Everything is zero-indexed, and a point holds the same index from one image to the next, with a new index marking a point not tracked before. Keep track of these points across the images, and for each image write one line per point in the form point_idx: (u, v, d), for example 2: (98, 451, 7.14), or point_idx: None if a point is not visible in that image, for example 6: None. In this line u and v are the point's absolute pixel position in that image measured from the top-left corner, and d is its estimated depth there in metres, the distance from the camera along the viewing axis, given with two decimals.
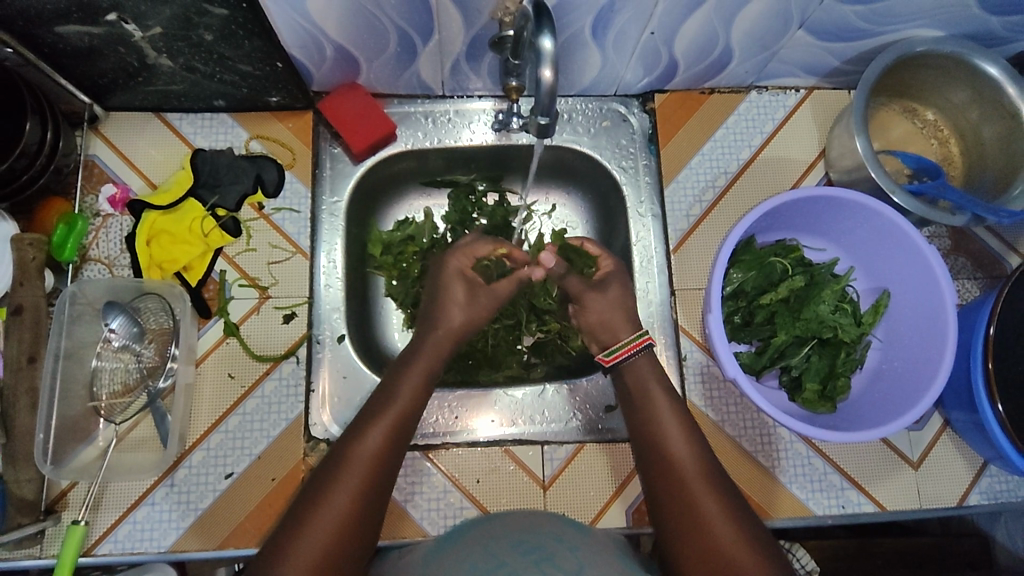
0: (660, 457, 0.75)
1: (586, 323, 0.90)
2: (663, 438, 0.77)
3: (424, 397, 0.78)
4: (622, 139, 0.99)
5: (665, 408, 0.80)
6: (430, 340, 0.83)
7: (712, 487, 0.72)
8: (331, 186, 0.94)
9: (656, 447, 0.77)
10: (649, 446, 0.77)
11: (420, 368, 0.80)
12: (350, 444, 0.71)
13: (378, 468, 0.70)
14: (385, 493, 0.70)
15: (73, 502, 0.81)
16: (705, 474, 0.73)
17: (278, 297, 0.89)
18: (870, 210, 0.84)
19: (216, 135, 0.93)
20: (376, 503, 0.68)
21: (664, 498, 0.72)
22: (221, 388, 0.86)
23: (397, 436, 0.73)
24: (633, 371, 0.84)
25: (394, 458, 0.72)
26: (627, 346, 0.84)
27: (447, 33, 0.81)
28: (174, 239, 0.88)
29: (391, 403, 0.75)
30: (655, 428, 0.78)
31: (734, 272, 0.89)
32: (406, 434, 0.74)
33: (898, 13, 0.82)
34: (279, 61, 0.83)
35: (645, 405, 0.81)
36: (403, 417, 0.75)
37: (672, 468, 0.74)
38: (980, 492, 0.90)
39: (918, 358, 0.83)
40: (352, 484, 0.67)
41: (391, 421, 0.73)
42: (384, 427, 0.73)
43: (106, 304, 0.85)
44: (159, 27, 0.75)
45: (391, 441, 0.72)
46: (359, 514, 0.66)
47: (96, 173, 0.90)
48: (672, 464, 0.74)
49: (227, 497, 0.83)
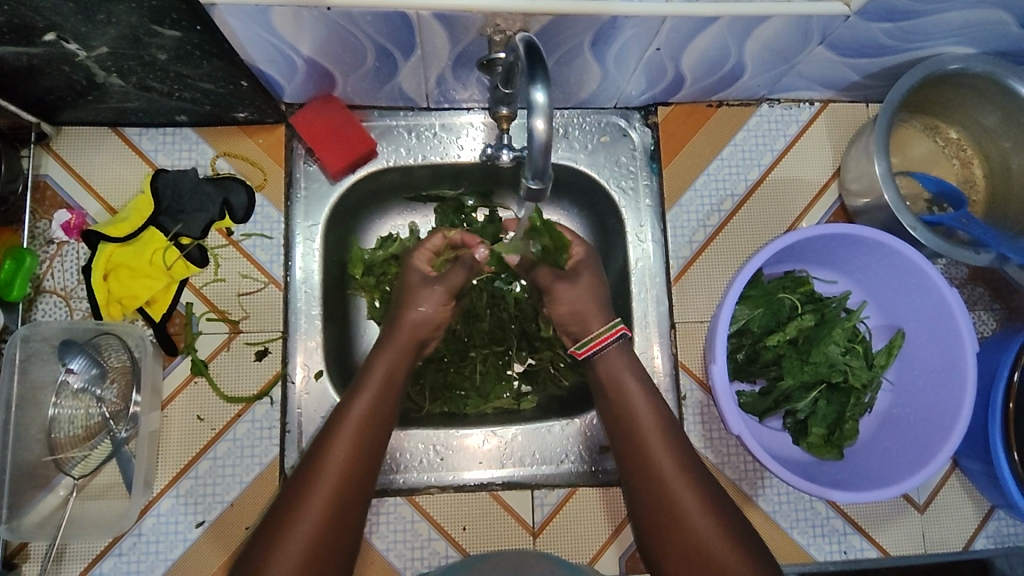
0: (650, 480, 0.70)
1: (556, 315, 0.81)
2: (655, 463, 0.70)
3: (391, 403, 0.74)
4: (622, 156, 0.92)
5: (651, 428, 0.73)
6: (393, 342, 0.77)
7: (711, 517, 0.67)
8: (305, 209, 0.87)
9: (646, 470, 0.71)
10: (638, 471, 0.71)
11: (383, 373, 0.74)
12: (313, 465, 0.67)
13: (344, 489, 0.66)
14: (357, 513, 0.66)
15: (34, 554, 0.77)
16: (704, 500, 0.68)
17: (249, 331, 0.83)
18: (888, 249, 0.78)
19: (179, 152, 0.85)
20: (346, 526, 0.65)
21: (657, 530, 0.68)
22: (190, 430, 0.81)
23: (363, 451, 0.69)
24: (620, 394, 0.76)
25: (365, 475, 0.68)
26: (595, 339, 0.77)
27: (430, 48, 0.72)
28: (134, 273, 0.81)
29: (353, 415, 0.70)
30: (645, 453, 0.71)
31: (741, 309, 0.83)
32: (376, 445, 0.70)
33: (931, 31, 0.74)
34: (243, 79, 0.75)
35: (627, 423, 0.74)
36: (369, 428, 0.70)
37: (664, 495, 0.68)
38: (987, 536, 0.87)
39: (933, 405, 0.79)
40: (316, 509, 0.64)
41: (355, 435, 0.69)
42: (348, 442, 0.68)
43: (62, 344, 0.78)
44: (105, 46, 0.66)
45: (356, 458, 0.68)
46: (327, 540, 0.63)
47: (48, 196, 0.82)
48: (666, 493, 0.68)
49: (199, 546, 0.79)
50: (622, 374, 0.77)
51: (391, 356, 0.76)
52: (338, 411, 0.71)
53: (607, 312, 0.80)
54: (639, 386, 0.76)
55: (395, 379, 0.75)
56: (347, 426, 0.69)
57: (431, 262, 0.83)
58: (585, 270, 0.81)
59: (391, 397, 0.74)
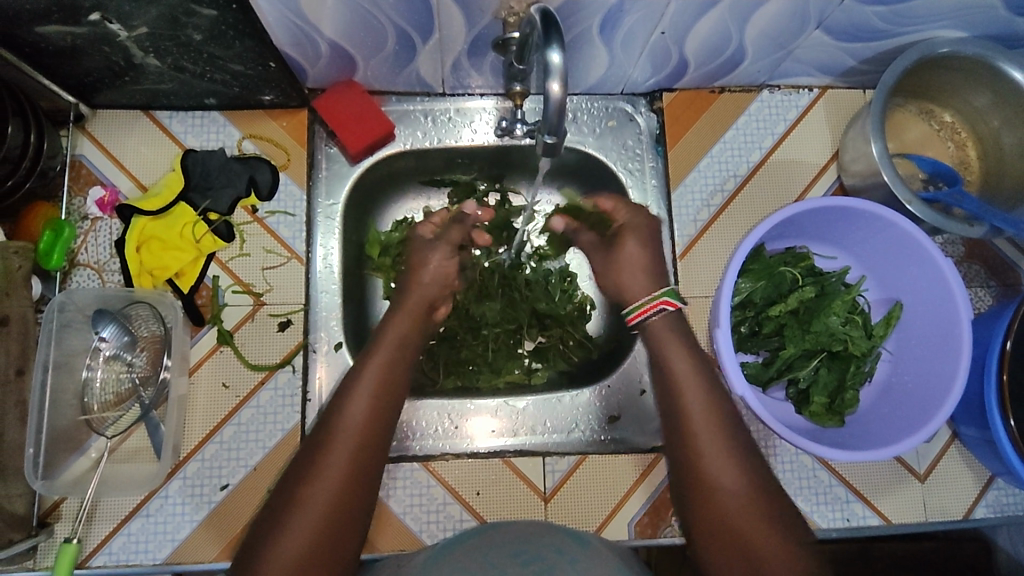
0: (688, 452, 0.66)
1: None
2: (696, 436, 0.67)
3: (404, 371, 0.75)
4: (628, 139, 0.96)
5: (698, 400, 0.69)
6: (402, 310, 0.81)
7: (751, 494, 0.63)
8: (327, 188, 0.91)
9: (687, 439, 0.67)
10: (677, 443, 0.67)
11: (394, 337, 0.77)
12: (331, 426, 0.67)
13: (363, 450, 0.66)
14: (376, 477, 0.66)
15: (66, 514, 0.80)
16: (746, 475, 0.64)
17: (272, 304, 0.87)
18: (884, 221, 0.81)
19: (207, 134, 0.90)
20: (367, 481, 0.65)
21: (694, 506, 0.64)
22: (216, 398, 0.84)
23: (381, 416, 0.69)
24: (664, 363, 0.73)
25: (382, 438, 0.68)
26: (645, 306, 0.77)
27: (448, 31, 0.77)
28: (165, 245, 0.85)
29: (367, 381, 0.71)
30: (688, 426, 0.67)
31: (743, 281, 0.86)
32: (391, 408, 0.71)
33: (922, 14, 0.78)
34: (271, 60, 0.79)
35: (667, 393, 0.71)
36: (385, 395, 0.71)
37: (700, 468, 0.65)
38: (987, 505, 0.89)
39: (930, 371, 0.82)
40: (336, 467, 0.64)
41: (372, 400, 0.70)
42: (366, 399, 0.69)
43: (95, 312, 0.82)
44: (145, 27, 0.71)
45: (375, 422, 0.68)
46: (348, 500, 0.63)
47: (84, 174, 0.87)
48: (703, 465, 0.65)
49: (223, 509, 0.82)
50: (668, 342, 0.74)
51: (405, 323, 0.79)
52: (352, 377, 0.72)
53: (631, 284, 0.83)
54: (687, 357, 0.73)
55: (404, 347, 0.77)
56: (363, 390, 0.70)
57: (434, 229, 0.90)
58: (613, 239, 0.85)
59: (405, 358, 0.76)
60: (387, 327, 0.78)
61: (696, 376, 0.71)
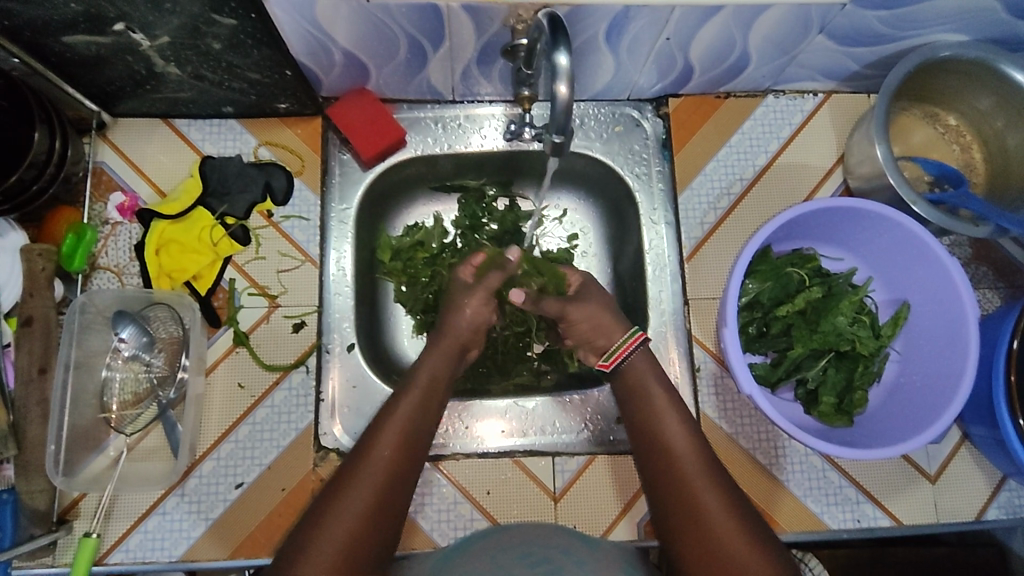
0: (670, 478, 0.71)
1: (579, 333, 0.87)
2: (679, 465, 0.72)
3: (436, 402, 0.77)
4: (635, 144, 0.98)
5: (680, 436, 0.74)
6: (438, 347, 0.81)
7: (731, 515, 0.66)
8: (340, 193, 0.93)
9: (670, 467, 0.72)
10: (657, 459, 0.73)
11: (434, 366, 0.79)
12: (360, 458, 0.68)
13: (388, 484, 0.67)
14: (395, 512, 0.67)
15: (84, 512, 0.81)
16: (726, 499, 0.68)
17: (287, 305, 0.89)
18: (891, 222, 0.82)
19: (224, 141, 0.92)
20: (397, 499, 0.68)
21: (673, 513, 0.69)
22: (231, 397, 0.86)
23: (409, 452, 0.70)
24: (647, 401, 0.79)
25: (407, 475, 0.69)
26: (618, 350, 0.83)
27: (458, 39, 0.79)
28: (183, 248, 0.88)
29: (399, 417, 0.72)
30: (673, 456, 0.72)
31: (750, 283, 0.87)
32: (424, 432, 0.73)
33: (923, 18, 0.79)
34: (288, 69, 0.82)
35: (651, 428, 0.76)
36: (415, 434, 0.72)
37: (686, 495, 0.69)
38: (999, 506, 0.89)
39: (938, 371, 0.82)
40: (362, 500, 0.65)
41: (402, 434, 0.71)
42: (403, 421, 0.72)
43: (115, 313, 0.85)
44: (167, 36, 0.74)
45: (401, 458, 0.69)
46: (369, 532, 0.64)
47: (104, 181, 0.89)
48: (688, 491, 0.69)
49: (238, 506, 0.83)
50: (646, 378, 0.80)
51: (438, 359, 0.80)
52: (382, 415, 0.73)
53: (623, 322, 0.86)
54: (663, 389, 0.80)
55: (437, 383, 0.78)
56: (393, 425, 0.71)
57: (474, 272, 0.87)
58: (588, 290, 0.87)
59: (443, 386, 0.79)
60: (420, 364, 0.79)
61: (674, 411, 0.77)
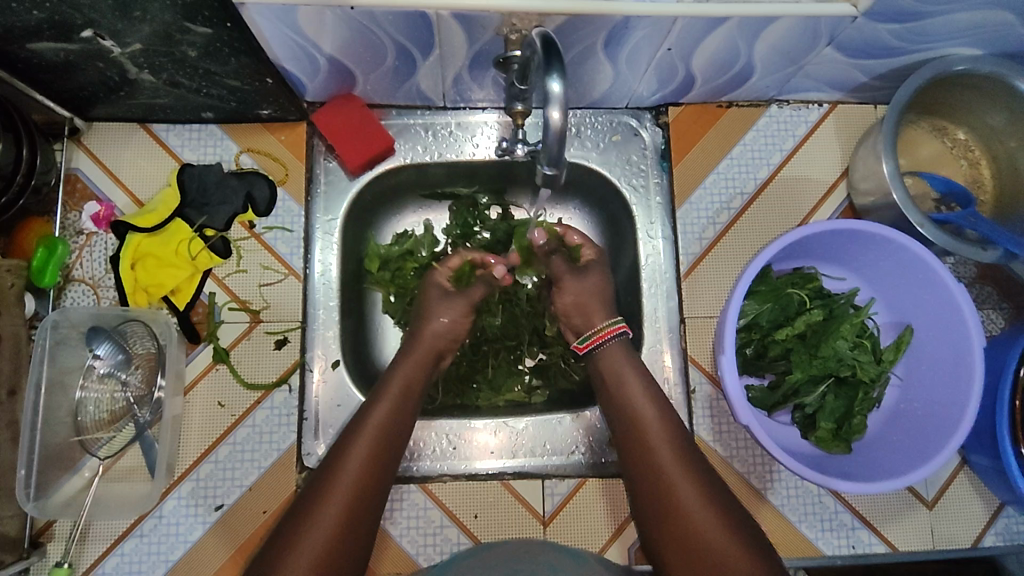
0: (653, 483, 0.69)
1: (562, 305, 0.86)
2: (669, 485, 0.68)
3: (415, 397, 0.76)
4: (633, 154, 0.94)
5: (662, 447, 0.70)
6: (416, 352, 0.80)
7: (716, 515, 0.65)
8: (325, 204, 0.89)
9: (657, 485, 0.68)
10: (633, 451, 0.72)
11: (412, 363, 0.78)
12: (333, 467, 0.67)
13: (361, 494, 0.66)
14: (372, 516, 0.66)
15: (59, 533, 0.79)
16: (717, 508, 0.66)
17: (269, 321, 0.86)
18: (897, 245, 0.79)
19: (204, 148, 0.88)
20: (376, 491, 0.67)
21: (654, 509, 0.67)
22: (211, 417, 0.83)
23: (386, 449, 0.70)
24: (621, 394, 0.76)
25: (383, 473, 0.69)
26: (596, 334, 0.82)
27: (448, 48, 0.75)
28: (160, 262, 0.84)
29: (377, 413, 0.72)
30: (658, 471, 0.69)
31: (749, 304, 0.84)
32: (404, 425, 0.73)
33: (935, 32, 0.76)
34: (268, 76, 0.78)
35: (631, 429, 0.73)
36: (389, 438, 0.70)
37: (673, 504, 0.66)
38: (997, 533, 0.87)
39: (939, 399, 0.80)
40: (331, 514, 0.63)
41: (378, 434, 0.70)
42: (383, 413, 0.72)
43: (90, 330, 0.81)
44: (138, 43, 0.70)
45: (371, 466, 0.68)
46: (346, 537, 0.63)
47: (79, 189, 0.86)
48: (673, 501, 0.66)
49: (218, 529, 0.81)
50: (619, 377, 0.77)
51: (410, 370, 0.77)
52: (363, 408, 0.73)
53: (609, 309, 0.84)
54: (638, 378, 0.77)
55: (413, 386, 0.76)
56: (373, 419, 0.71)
57: (451, 279, 0.86)
58: (596, 265, 0.86)
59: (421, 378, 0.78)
60: (400, 367, 0.78)
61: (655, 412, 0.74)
